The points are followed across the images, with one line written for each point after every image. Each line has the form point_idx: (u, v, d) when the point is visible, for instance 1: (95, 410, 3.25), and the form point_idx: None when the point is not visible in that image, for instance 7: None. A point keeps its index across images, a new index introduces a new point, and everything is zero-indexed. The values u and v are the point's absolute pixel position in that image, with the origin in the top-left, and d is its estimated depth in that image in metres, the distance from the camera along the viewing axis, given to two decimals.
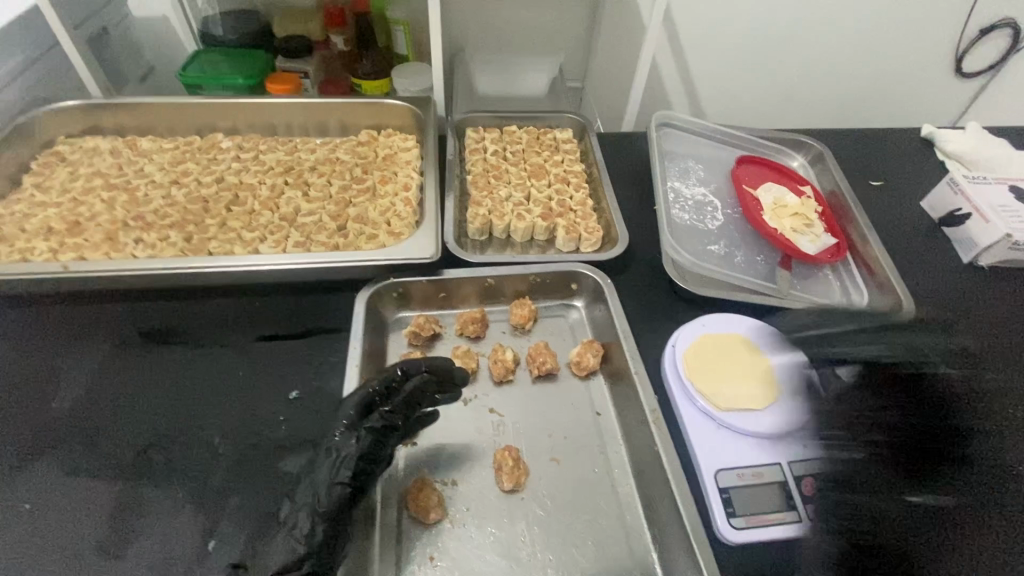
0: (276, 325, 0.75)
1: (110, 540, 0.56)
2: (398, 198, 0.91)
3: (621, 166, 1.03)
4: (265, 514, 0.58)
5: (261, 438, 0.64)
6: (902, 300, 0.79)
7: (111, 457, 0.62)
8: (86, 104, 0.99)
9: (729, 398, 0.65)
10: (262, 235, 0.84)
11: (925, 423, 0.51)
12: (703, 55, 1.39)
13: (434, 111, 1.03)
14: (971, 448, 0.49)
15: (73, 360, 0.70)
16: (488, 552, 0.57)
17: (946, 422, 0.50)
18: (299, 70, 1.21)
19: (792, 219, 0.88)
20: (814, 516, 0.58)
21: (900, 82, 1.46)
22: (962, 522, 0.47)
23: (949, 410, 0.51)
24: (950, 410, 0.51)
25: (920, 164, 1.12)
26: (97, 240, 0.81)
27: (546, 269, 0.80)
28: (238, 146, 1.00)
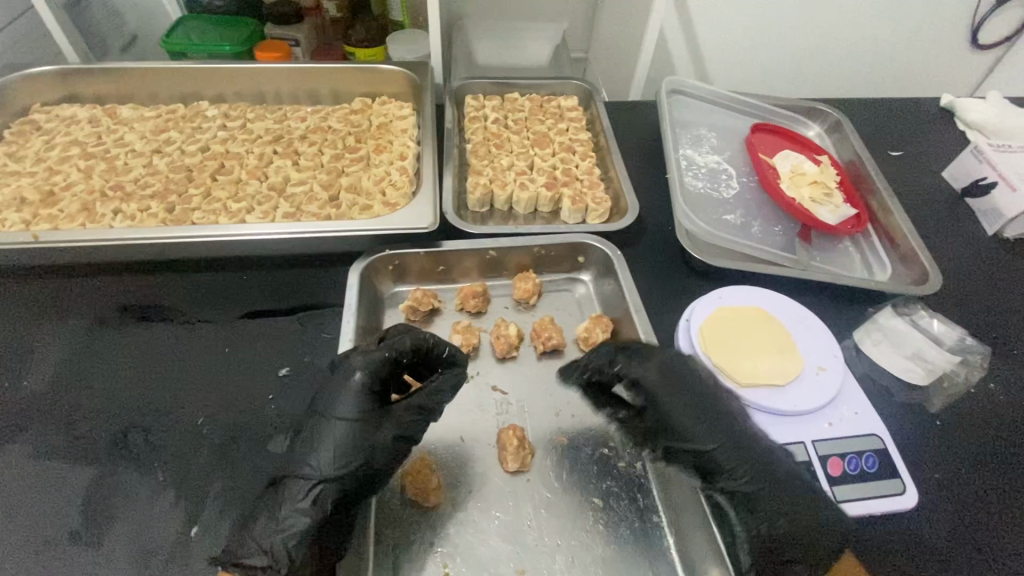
0: (265, 299, 0.71)
1: (85, 527, 0.52)
2: (393, 167, 0.86)
3: (629, 135, 0.98)
4: (253, 497, 0.54)
5: (248, 417, 0.60)
6: (928, 271, 0.74)
7: (87, 439, 0.58)
8: (62, 70, 0.93)
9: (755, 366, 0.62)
10: (249, 206, 0.79)
11: (700, 419, 0.55)
12: (712, 23, 1.32)
13: (431, 76, 0.98)
14: (722, 444, 0.53)
15: (47, 337, 0.66)
16: (491, 537, 0.54)
17: (698, 422, 0.55)
18: (290, 37, 1.15)
19: (811, 187, 0.84)
20: (840, 498, 0.54)
21: (919, 52, 1.39)
22: (774, 516, 0.51)
23: (704, 410, 0.55)
24: (712, 410, 0.56)
25: (942, 134, 1.07)
26: (72, 211, 0.76)
27: (552, 240, 0.75)
28: (224, 115, 0.95)
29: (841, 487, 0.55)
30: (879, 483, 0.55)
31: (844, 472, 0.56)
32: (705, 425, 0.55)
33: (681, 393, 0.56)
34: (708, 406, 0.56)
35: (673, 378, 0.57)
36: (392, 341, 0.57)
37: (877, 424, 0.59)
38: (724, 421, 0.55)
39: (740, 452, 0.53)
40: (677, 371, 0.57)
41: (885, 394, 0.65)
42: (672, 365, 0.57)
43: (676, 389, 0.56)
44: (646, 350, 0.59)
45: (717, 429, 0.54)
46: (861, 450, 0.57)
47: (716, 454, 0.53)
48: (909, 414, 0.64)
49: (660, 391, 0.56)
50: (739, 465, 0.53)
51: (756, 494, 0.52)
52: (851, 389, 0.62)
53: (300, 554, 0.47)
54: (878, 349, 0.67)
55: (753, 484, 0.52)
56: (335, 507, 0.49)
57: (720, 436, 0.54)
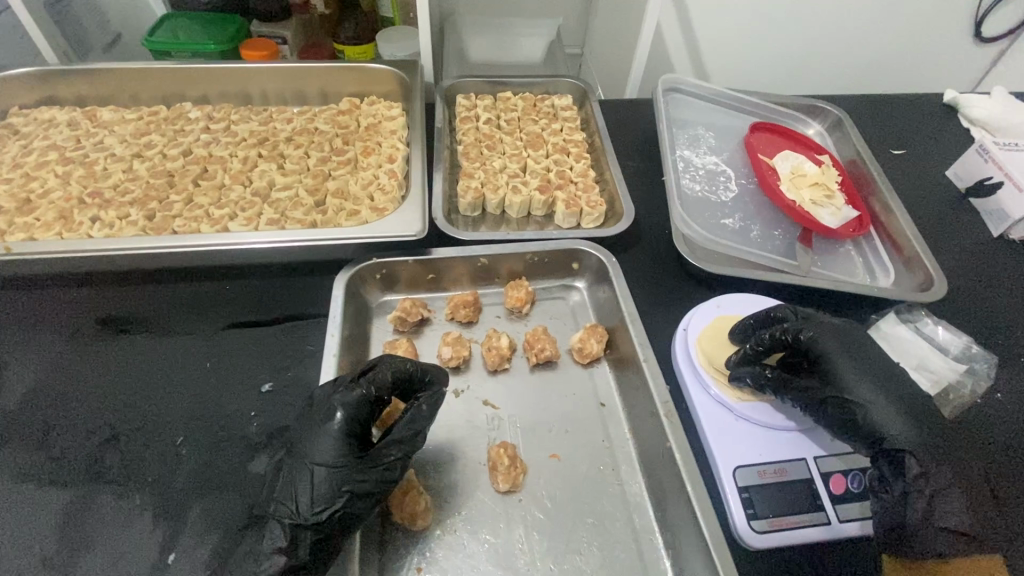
0: (249, 310, 0.68)
1: (57, 554, 0.50)
2: (381, 170, 0.84)
3: (625, 135, 0.95)
4: (233, 522, 0.52)
5: (230, 436, 0.58)
6: (933, 277, 0.72)
7: (61, 461, 0.55)
8: (39, 71, 0.89)
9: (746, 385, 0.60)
10: (232, 213, 0.77)
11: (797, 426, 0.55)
12: (710, 18, 1.29)
13: (421, 76, 0.95)
14: (893, 413, 0.51)
15: (22, 353, 0.64)
16: (481, 561, 0.52)
17: (873, 391, 0.53)
18: (276, 34, 1.12)
19: (812, 190, 0.81)
20: (843, 517, 0.52)
21: (922, 46, 1.36)
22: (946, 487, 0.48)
23: (875, 378, 0.54)
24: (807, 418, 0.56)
25: (945, 132, 1.04)
26: (49, 219, 0.74)
27: (545, 246, 0.73)
28: (208, 117, 0.92)
29: (845, 505, 0.53)
30: None
31: (847, 489, 0.54)
32: (865, 393, 0.53)
33: (855, 365, 0.54)
34: (875, 375, 0.54)
35: (848, 351, 0.55)
36: (373, 374, 0.53)
37: None
38: (899, 391, 0.53)
39: (917, 422, 0.51)
40: (854, 344, 0.56)
41: None
42: (844, 338, 0.56)
43: (841, 361, 0.55)
44: (815, 326, 0.57)
45: (877, 398, 0.52)
46: (865, 466, 0.55)
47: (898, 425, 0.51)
48: None
49: (837, 365, 0.54)
50: (920, 435, 0.50)
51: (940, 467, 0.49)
52: None
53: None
54: None
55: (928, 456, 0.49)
56: (311, 556, 0.47)
57: (910, 404, 0.52)
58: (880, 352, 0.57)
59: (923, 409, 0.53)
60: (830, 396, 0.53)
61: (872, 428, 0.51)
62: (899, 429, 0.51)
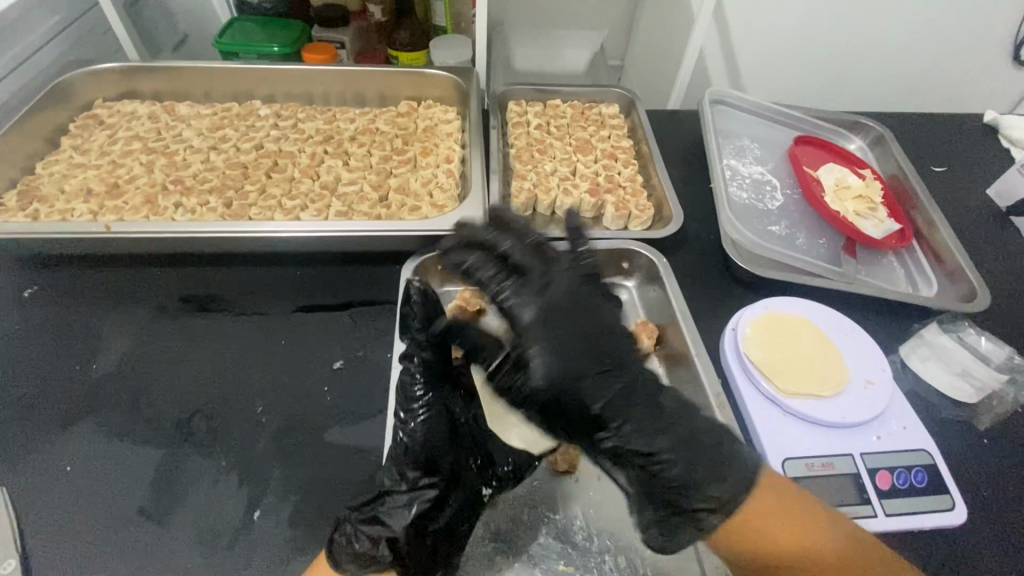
0: (320, 295, 0.73)
1: (153, 506, 0.54)
2: (440, 169, 0.89)
3: (671, 144, 0.99)
4: (313, 486, 0.56)
5: (305, 408, 0.62)
6: (977, 288, 0.74)
7: (153, 423, 0.60)
8: (124, 67, 0.96)
9: (810, 376, 0.62)
10: (303, 203, 0.82)
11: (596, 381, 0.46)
12: (755, 34, 1.31)
13: (477, 82, 0.99)
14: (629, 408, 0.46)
15: (114, 324, 0.69)
16: (542, 535, 0.55)
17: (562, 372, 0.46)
18: (336, 39, 1.13)
19: (856, 201, 0.84)
20: (888, 511, 0.55)
21: (972, 67, 1.35)
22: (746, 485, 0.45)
23: (624, 375, 0.47)
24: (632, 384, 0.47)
25: (988, 151, 1.05)
26: (137, 203, 0.80)
27: (597, 245, 0.77)
28: (276, 114, 0.98)
29: (890, 500, 0.55)
30: (926, 498, 0.56)
31: (893, 485, 0.56)
32: (597, 384, 0.46)
33: (547, 351, 0.47)
34: (604, 360, 0.47)
35: (563, 321, 0.48)
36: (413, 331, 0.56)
37: (925, 439, 0.59)
38: (575, 371, 0.46)
39: (691, 440, 0.45)
40: (598, 321, 0.49)
41: (932, 410, 0.65)
42: (558, 321, 0.48)
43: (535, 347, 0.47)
44: (540, 276, 0.50)
45: (619, 396, 0.46)
46: (910, 464, 0.58)
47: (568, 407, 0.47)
48: (958, 430, 0.63)
49: (538, 354, 0.47)
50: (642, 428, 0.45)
51: (682, 463, 0.44)
52: (897, 403, 0.62)
53: (412, 559, 0.48)
54: (924, 366, 0.67)
55: (687, 461, 0.45)
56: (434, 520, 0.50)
57: (665, 404, 0.47)
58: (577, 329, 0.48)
59: (693, 419, 0.47)
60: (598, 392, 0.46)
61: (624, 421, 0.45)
62: (669, 429, 0.45)
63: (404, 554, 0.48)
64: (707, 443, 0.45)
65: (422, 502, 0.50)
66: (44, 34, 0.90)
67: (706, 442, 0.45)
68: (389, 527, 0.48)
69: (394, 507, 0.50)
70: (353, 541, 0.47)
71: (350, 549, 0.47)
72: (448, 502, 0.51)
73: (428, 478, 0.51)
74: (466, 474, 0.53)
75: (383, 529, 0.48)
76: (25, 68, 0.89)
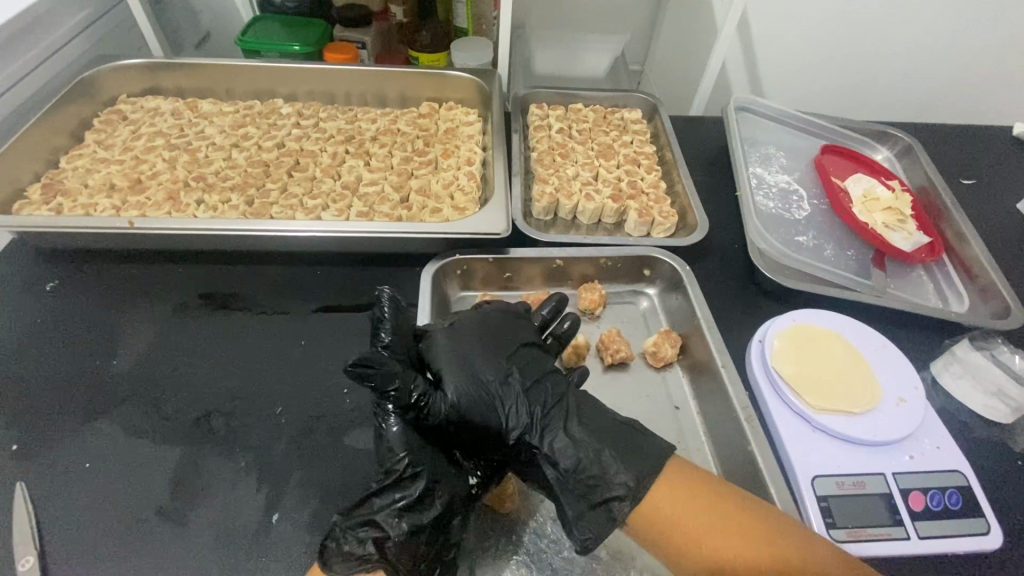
0: (341, 295, 0.73)
1: (172, 505, 0.54)
2: (461, 171, 0.88)
3: (694, 151, 0.97)
4: (332, 490, 0.55)
5: (325, 410, 0.62)
6: (1012, 305, 0.72)
7: (172, 421, 0.60)
8: (149, 63, 0.96)
9: (826, 384, 0.62)
10: (325, 203, 0.82)
11: (515, 401, 0.54)
12: (779, 41, 1.29)
13: (499, 84, 0.98)
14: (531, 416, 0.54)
15: (135, 319, 0.69)
16: (565, 548, 0.54)
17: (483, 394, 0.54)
18: (358, 40, 1.11)
19: (884, 213, 0.82)
20: (922, 534, 0.53)
21: (1002, 77, 1.31)
22: (644, 469, 0.50)
23: (529, 381, 0.56)
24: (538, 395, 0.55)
25: (1019, 165, 1.03)
26: (159, 199, 0.81)
27: (620, 252, 0.75)
28: (298, 113, 0.98)
29: (924, 522, 0.54)
30: (962, 522, 0.54)
31: (926, 507, 0.55)
32: (509, 408, 0.54)
33: (459, 365, 0.55)
34: (512, 368, 0.56)
35: (477, 341, 0.58)
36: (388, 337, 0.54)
37: (959, 460, 0.58)
38: (484, 390, 0.54)
39: (604, 442, 0.52)
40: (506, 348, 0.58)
41: (964, 430, 0.63)
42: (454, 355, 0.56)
43: (445, 359, 0.55)
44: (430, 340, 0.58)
45: (525, 410, 0.54)
46: (944, 485, 0.56)
47: (488, 420, 0.53)
48: (991, 451, 0.61)
49: (450, 375, 0.54)
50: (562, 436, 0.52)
51: (582, 452, 0.51)
52: (929, 421, 0.61)
53: (402, 557, 0.46)
54: (957, 384, 0.65)
55: (590, 447, 0.52)
56: (434, 519, 0.48)
57: (567, 399, 0.56)
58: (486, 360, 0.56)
59: (594, 412, 0.55)
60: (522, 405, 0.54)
61: (538, 431, 0.53)
62: (565, 440, 0.52)
63: (396, 554, 0.46)
64: (613, 433, 0.53)
65: (408, 498, 0.47)
66: (71, 29, 0.90)
67: (614, 430, 0.53)
68: (378, 525, 0.46)
69: (381, 506, 0.47)
70: (343, 541, 0.45)
71: (340, 549, 0.45)
72: (435, 495, 0.48)
73: (415, 468, 0.49)
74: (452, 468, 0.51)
75: (373, 529, 0.46)
76: (52, 63, 0.90)
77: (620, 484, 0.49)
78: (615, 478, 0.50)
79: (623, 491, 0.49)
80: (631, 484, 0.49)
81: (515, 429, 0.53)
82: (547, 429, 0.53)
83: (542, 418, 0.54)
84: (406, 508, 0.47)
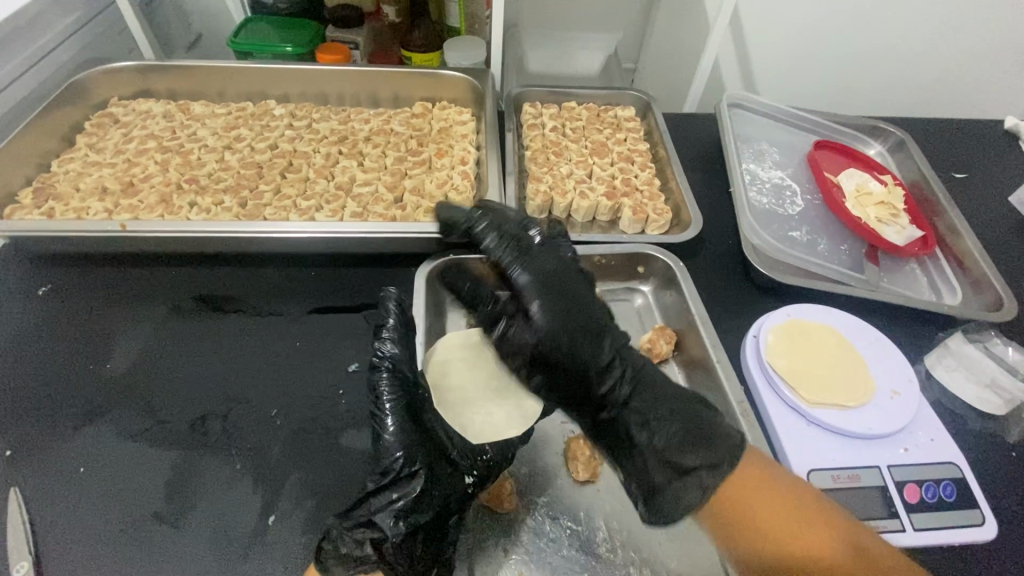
0: (335, 296, 0.73)
1: (168, 510, 0.54)
2: (455, 171, 0.88)
3: (687, 149, 0.97)
4: (328, 491, 0.55)
5: (321, 410, 0.62)
6: (1004, 297, 0.72)
7: (168, 424, 0.60)
8: (141, 66, 0.96)
9: (839, 383, 0.61)
10: (318, 204, 0.82)
11: (604, 349, 0.51)
12: (772, 38, 1.29)
13: (492, 83, 0.98)
14: (621, 375, 0.51)
15: (129, 323, 0.69)
16: (563, 546, 0.54)
17: (579, 329, 0.51)
18: (349, 40, 1.10)
19: (876, 207, 0.82)
20: (918, 526, 0.53)
21: (993, 72, 1.31)
22: (724, 457, 0.47)
23: (618, 342, 0.53)
24: (626, 353, 0.53)
25: (1012, 158, 1.03)
26: (152, 203, 0.80)
27: (613, 249, 0.75)
28: (290, 113, 0.97)
29: (919, 514, 0.54)
30: (957, 513, 0.54)
31: (921, 499, 0.55)
32: (596, 353, 0.51)
33: (554, 307, 0.51)
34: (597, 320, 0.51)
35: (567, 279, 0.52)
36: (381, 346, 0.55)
37: (954, 452, 0.58)
38: (578, 329, 0.51)
39: (683, 418, 0.49)
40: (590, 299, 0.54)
41: (959, 422, 0.63)
42: (553, 291, 0.52)
43: (539, 293, 0.51)
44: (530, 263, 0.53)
45: (612, 362, 0.51)
46: (938, 477, 0.56)
47: (577, 365, 0.50)
48: (985, 442, 0.62)
49: (542, 311, 0.50)
50: (642, 404, 0.50)
51: (667, 425, 0.49)
52: (924, 414, 0.61)
53: (398, 557, 0.47)
54: (952, 377, 0.65)
55: (671, 422, 0.49)
56: (430, 518, 0.49)
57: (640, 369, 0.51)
58: (582, 305, 0.52)
59: (665, 388, 0.52)
60: (611, 358, 0.51)
61: (625, 390, 0.51)
62: (648, 410, 0.50)
63: (393, 555, 0.47)
64: (688, 409, 0.50)
65: (405, 498, 0.48)
66: (61, 33, 0.90)
67: (691, 411, 0.50)
68: (376, 527, 0.47)
69: (378, 507, 0.48)
70: (339, 541, 0.46)
71: (336, 551, 0.46)
72: (430, 497, 0.49)
73: (410, 467, 0.49)
74: (443, 467, 0.51)
75: (369, 530, 0.47)
76: (42, 66, 0.89)
77: (692, 466, 0.47)
78: (687, 460, 0.47)
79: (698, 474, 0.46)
80: (708, 470, 0.46)
81: (602, 384, 0.51)
82: (627, 399, 0.51)
83: (625, 375, 0.51)
84: (403, 510, 0.47)
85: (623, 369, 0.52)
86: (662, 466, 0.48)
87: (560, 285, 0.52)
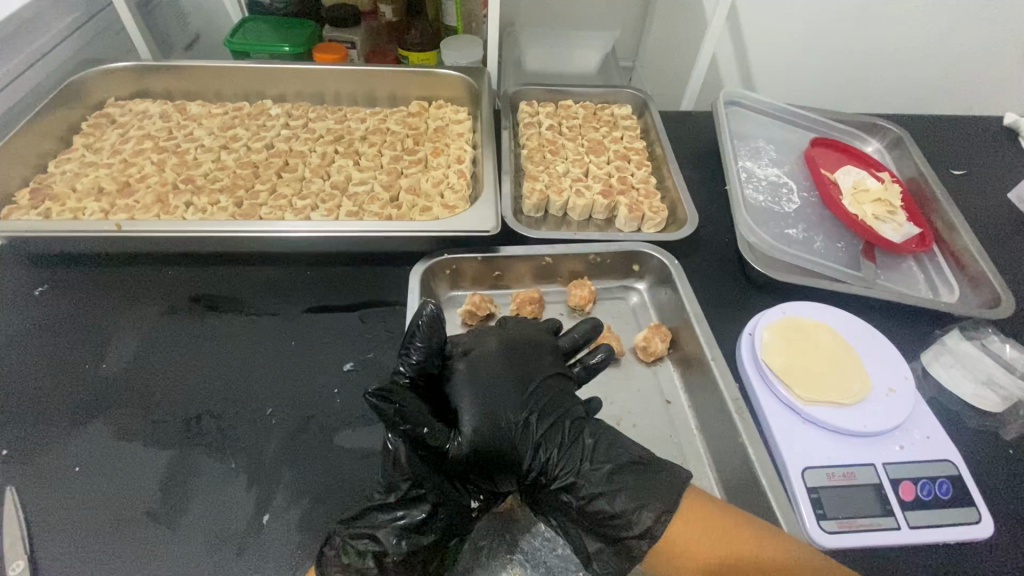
0: (331, 295, 0.73)
1: (163, 510, 0.54)
2: (451, 170, 0.88)
3: (684, 146, 0.97)
4: (323, 490, 0.55)
5: (316, 410, 0.62)
6: (1001, 294, 0.72)
7: (164, 424, 0.60)
8: (137, 66, 0.96)
9: (835, 381, 0.61)
10: (314, 203, 0.82)
11: (536, 430, 0.53)
12: (770, 35, 1.29)
13: (488, 81, 0.98)
14: (551, 450, 0.53)
15: (124, 323, 0.69)
16: (559, 545, 0.54)
17: (509, 415, 0.53)
18: (346, 39, 1.10)
19: (874, 204, 0.82)
20: (913, 524, 0.53)
21: (993, 68, 1.31)
22: (668, 502, 0.49)
23: (552, 416, 0.55)
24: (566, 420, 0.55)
25: (1010, 154, 1.03)
26: (147, 203, 0.81)
27: (609, 247, 0.75)
28: (287, 113, 0.97)
29: (914, 512, 0.54)
30: (951, 511, 0.54)
31: (917, 497, 0.55)
32: (526, 437, 0.53)
33: (478, 402, 0.53)
34: (533, 406, 0.55)
35: (495, 377, 0.56)
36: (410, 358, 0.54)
37: (949, 450, 0.58)
38: (505, 419, 0.53)
39: (620, 476, 0.51)
40: (532, 367, 0.58)
41: (955, 418, 0.63)
42: (474, 380, 0.55)
43: (466, 395, 0.54)
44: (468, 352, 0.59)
45: (547, 431, 0.54)
46: (934, 475, 0.56)
47: (502, 458, 0.52)
48: (981, 439, 0.62)
49: (469, 412, 0.52)
50: (580, 467, 0.52)
51: (604, 490, 0.50)
52: (920, 412, 0.61)
53: (397, 571, 0.47)
54: (948, 372, 0.65)
55: (617, 481, 0.51)
56: (434, 538, 0.49)
57: (586, 434, 0.54)
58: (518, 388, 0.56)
59: (615, 444, 0.54)
60: (544, 435, 0.53)
61: (558, 465, 0.52)
62: (584, 463, 0.52)
63: (393, 569, 0.47)
64: (633, 464, 0.52)
65: (410, 518, 0.48)
66: (57, 33, 0.90)
67: (636, 467, 0.52)
68: (378, 540, 0.47)
69: (381, 521, 0.48)
70: (342, 552, 0.47)
71: (339, 559, 0.47)
72: (437, 515, 0.49)
73: (417, 490, 0.49)
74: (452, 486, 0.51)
75: (372, 542, 0.47)
76: (39, 66, 0.89)
77: (638, 523, 0.48)
78: (635, 518, 0.49)
79: (641, 529, 0.48)
80: (650, 522, 0.48)
81: (530, 468, 0.52)
82: (565, 468, 0.52)
83: (568, 436, 0.54)
84: (406, 528, 0.47)
85: (561, 436, 0.53)
86: (603, 533, 0.50)
87: (496, 372, 0.56)
